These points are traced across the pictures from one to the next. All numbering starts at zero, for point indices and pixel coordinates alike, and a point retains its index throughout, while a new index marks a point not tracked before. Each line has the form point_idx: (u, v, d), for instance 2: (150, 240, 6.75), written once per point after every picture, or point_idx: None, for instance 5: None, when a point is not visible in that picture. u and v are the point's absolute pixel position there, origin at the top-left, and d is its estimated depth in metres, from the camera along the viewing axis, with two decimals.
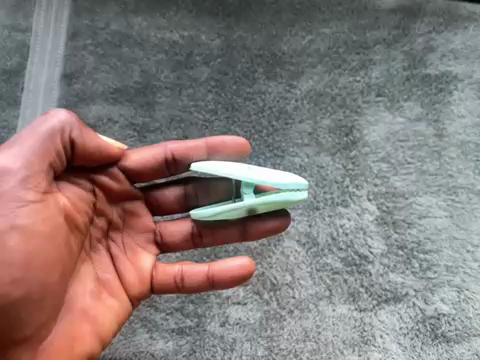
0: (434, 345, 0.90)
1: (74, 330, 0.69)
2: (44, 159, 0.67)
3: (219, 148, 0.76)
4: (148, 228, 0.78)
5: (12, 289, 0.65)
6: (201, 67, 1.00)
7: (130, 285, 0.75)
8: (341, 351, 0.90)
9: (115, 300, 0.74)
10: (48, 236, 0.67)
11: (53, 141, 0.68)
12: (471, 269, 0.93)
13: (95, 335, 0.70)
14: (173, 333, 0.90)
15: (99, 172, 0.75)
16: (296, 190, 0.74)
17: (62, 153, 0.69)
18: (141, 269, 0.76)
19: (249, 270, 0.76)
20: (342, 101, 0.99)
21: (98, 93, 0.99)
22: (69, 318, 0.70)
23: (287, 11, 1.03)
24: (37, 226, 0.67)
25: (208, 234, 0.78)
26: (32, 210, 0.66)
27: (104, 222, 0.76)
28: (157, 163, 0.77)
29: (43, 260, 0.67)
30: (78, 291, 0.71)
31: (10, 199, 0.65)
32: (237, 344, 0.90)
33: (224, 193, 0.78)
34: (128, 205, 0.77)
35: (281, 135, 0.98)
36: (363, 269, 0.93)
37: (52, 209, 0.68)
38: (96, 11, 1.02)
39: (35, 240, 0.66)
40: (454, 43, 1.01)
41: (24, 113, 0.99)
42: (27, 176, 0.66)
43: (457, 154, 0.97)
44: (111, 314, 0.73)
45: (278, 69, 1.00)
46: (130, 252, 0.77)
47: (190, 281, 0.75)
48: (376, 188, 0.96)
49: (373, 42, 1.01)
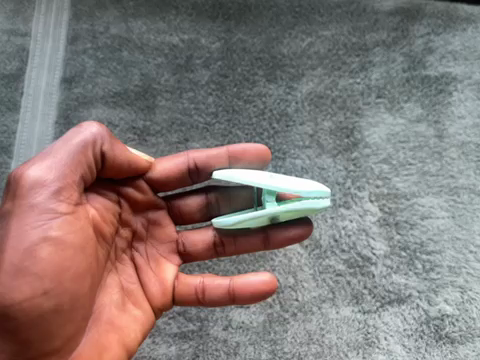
0: (438, 346, 0.90)
1: (102, 342, 0.66)
2: (77, 170, 0.65)
3: (241, 156, 0.76)
4: (171, 238, 0.77)
5: (43, 301, 0.61)
6: (201, 70, 1.00)
7: (153, 297, 0.73)
8: (345, 354, 0.89)
9: (140, 311, 0.72)
10: (79, 248, 0.65)
11: (85, 151, 0.66)
12: (474, 270, 0.93)
13: (123, 346, 0.67)
14: (176, 337, 0.90)
15: (125, 184, 0.74)
16: (314, 197, 0.72)
17: (92, 165, 0.68)
18: (164, 280, 0.74)
19: (269, 288, 0.73)
20: (343, 104, 0.99)
21: (98, 97, 0.98)
22: (97, 328, 0.67)
23: (287, 14, 1.03)
24: (69, 237, 0.64)
25: (231, 243, 0.77)
26: (65, 221, 0.64)
27: (128, 233, 0.75)
28: (180, 172, 0.76)
29: (75, 271, 0.64)
30: (104, 302, 0.69)
31: (43, 210, 0.62)
32: (240, 348, 0.89)
33: (246, 201, 0.78)
34: (151, 215, 0.77)
35: (281, 137, 0.98)
36: (366, 271, 0.92)
37: (81, 221, 0.66)
38: (96, 16, 1.02)
39: (68, 250, 0.63)
40: (453, 44, 1.02)
41: (24, 117, 0.98)
42: (60, 187, 0.64)
43: (458, 155, 0.97)
44: (137, 326, 0.70)
45: (279, 72, 1.00)
46: (154, 263, 0.76)
47: (211, 294, 0.73)
48: (377, 189, 0.96)
49: (372, 44, 1.02)
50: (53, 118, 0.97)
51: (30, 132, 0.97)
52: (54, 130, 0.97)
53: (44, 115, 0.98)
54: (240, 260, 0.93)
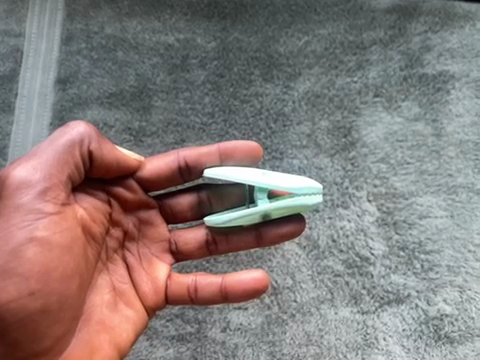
0: (437, 346, 0.89)
1: (92, 341, 0.67)
2: (63, 171, 0.66)
3: (232, 153, 0.75)
4: (163, 238, 0.76)
5: (29, 302, 0.62)
6: (197, 69, 0.99)
7: (146, 297, 0.73)
8: (344, 355, 0.89)
9: (133, 311, 0.72)
10: (66, 248, 0.65)
11: (72, 153, 0.67)
12: (473, 269, 0.92)
13: (114, 346, 0.68)
14: (174, 340, 0.89)
15: (115, 183, 0.73)
16: (306, 193, 0.72)
17: (81, 165, 0.68)
18: (157, 280, 0.74)
19: (263, 284, 0.72)
20: (340, 103, 0.98)
21: (93, 98, 0.97)
22: (86, 329, 0.68)
23: (283, 13, 1.02)
24: (55, 238, 0.65)
25: (223, 241, 0.76)
26: (51, 222, 0.65)
27: (120, 233, 0.74)
28: (171, 171, 0.75)
29: (62, 272, 0.65)
30: (95, 302, 0.70)
31: (29, 212, 0.64)
32: (239, 350, 0.89)
33: (238, 199, 0.76)
34: (143, 214, 0.75)
35: (279, 137, 0.97)
36: (365, 271, 0.92)
37: (69, 221, 0.67)
38: (90, 16, 1.01)
39: (53, 251, 0.64)
40: (451, 42, 1.01)
41: (18, 118, 0.97)
42: (45, 188, 0.65)
43: (456, 153, 0.97)
44: (129, 325, 0.70)
45: (275, 71, 0.99)
46: (146, 263, 0.75)
47: (204, 292, 0.72)
48: (376, 189, 0.95)
49: (369, 42, 1.01)
50: (48, 120, 0.96)
51: (25, 134, 0.96)
52: (49, 131, 0.96)
53: (39, 116, 0.97)
54: (238, 262, 0.92)
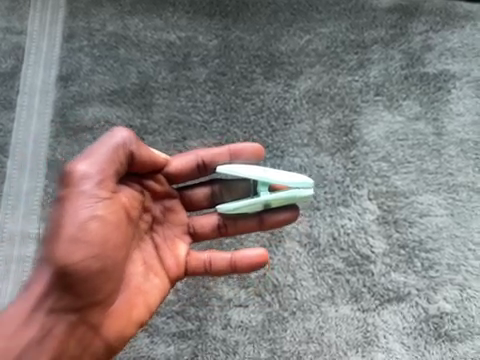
0: (437, 344, 0.90)
1: (131, 301, 0.69)
2: (113, 167, 0.65)
3: (239, 153, 0.76)
4: (183, 223, 0.76)
5: (88, 265, 0.63)
6: (198, 67, 0.99)
7: (170, 269, 0.74)
8: (344, 352, 0.89)
9: (161, 280, 0.72)
10: (117, 225, 0.66)
11: (119, 152, 0.66)
12: (473, 267, 0.93)
13: (147, 307, 0.70)
14: (175, 337, 0.89)
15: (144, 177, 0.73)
16: (303, 189, 0.73)
17: (125, 162, 0.68)
18: (179, 256, 0.75)
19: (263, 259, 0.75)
20: (341, 101, 0.99)
21: (94, 95, 0.98)
22: (127, 292, 0.69)
23: (285, 11, 1.03)
24: (109, 217, 0.65)
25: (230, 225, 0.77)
26: (105, 204, 0.64)
27: (149, 217, 0.73)
28: (188, 168, 0.75)
29: (114, 243, 0.65)
30: (133, 270, 0.70)
31: (86, 197, 0.63)
32: (239, 347, 0.89)
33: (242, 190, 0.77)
34: (167, 202, 0.75)
35: (280, 135, 0.97)
36: (365, 269, 0.92)
37: (117, 203, 0.66)
38: (92, 13, 1.02)
39: (109, 225, 0.64)
40: (451, 41, 1.02)
41: (20, 115, 0.97)
42: (100, 178, 0.64)
43: (456, 152, 0.97)
44: (159, 292, 0.72)
45: (277, 70, 1.00)
46: (169, 243, 0.75)
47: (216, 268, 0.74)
48: (376, 187, 0.95)
49: (370, 41, 1.01)
50: (49, 117, 0.97)
51: (26, 131, 0.96)
52: (50, 129, 0.96)
53: (40, 114, 0.97)
54: None
